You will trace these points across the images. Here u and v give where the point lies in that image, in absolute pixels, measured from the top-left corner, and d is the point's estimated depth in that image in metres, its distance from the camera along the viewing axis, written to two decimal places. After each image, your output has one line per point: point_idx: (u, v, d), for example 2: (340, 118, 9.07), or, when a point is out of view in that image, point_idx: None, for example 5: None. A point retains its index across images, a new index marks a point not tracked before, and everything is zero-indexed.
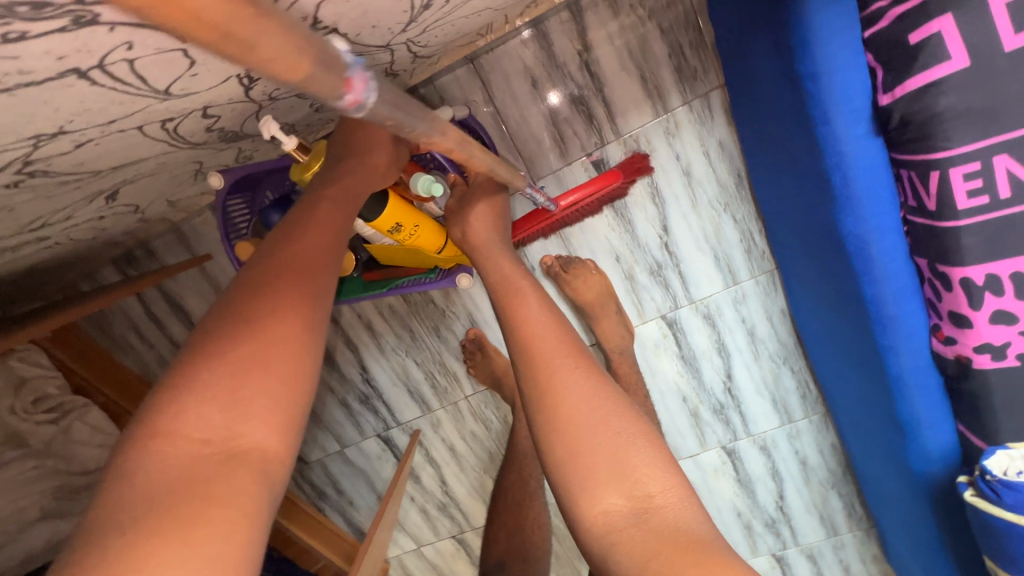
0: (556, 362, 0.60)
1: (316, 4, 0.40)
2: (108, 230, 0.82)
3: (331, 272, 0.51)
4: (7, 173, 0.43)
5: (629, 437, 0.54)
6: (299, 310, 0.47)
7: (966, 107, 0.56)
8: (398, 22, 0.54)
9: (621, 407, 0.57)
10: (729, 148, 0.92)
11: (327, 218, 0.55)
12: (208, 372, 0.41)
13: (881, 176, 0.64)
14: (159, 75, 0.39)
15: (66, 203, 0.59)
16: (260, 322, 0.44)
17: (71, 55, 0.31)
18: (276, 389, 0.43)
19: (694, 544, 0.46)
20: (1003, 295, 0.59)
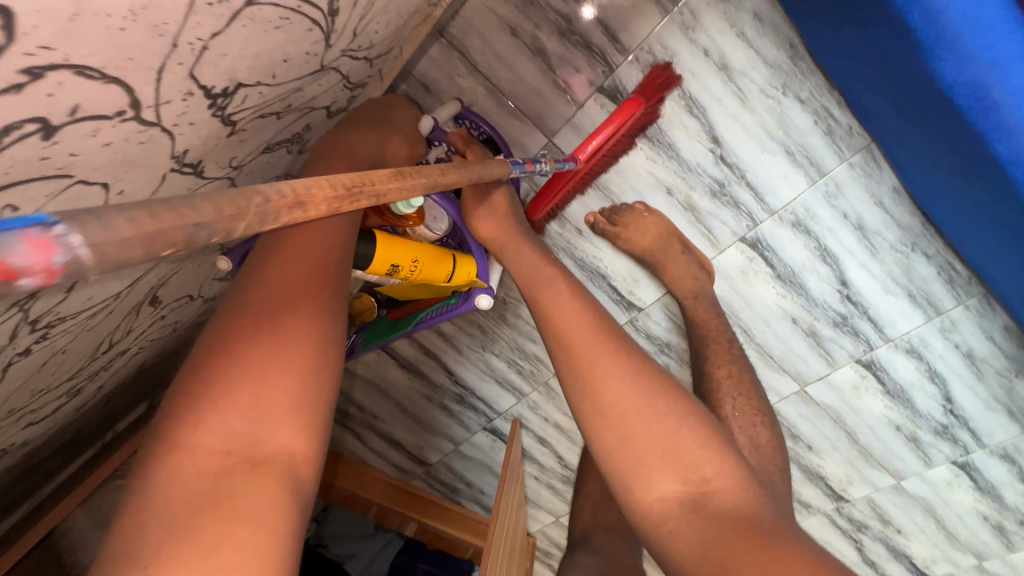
0: (596, 355, 0.60)
1: (186, 78, 0.35)
2: (180, 322, 0.89)
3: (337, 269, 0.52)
4: (24, 335, 0.45)
5: (678, 422, 0.55)
6: (310, 311, 0.47)
7: None
8: (313, 42, 0.47)
9: (667, 390, 0.58)
10: (769, 17, 0.73)
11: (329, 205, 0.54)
12: (225, 382, 0.42)
13: None
14: None
15: (114, 323, 0.63)
16: (272, 327, 0.45)
17: None
18: (297, 390, 0.44)
19: (760, 531, 0.48)
20: None
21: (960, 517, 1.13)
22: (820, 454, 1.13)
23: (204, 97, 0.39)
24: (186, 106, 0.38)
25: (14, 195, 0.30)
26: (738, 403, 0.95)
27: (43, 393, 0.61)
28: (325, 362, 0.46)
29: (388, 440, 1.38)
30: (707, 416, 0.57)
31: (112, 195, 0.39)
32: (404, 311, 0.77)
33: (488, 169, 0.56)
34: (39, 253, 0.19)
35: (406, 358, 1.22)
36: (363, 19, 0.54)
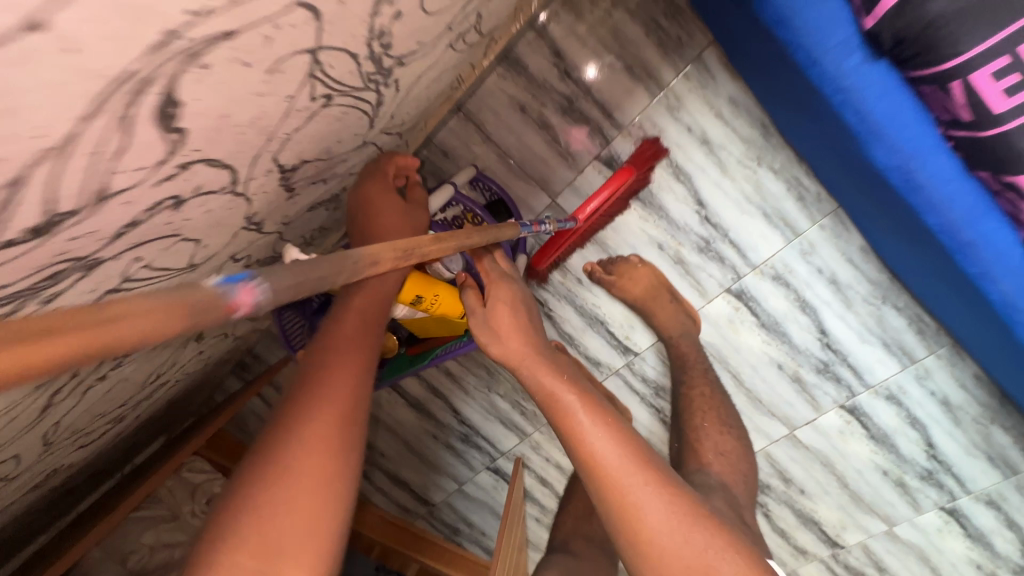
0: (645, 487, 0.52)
1: (271, 159, 0.45)
2: (212, 356, 0.97)
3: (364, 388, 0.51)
4: (108, 362, 0.53)
5: (734, 559, 0.48)
6: (331, 445, 0.47)
7: (960, 9, 0.45)
8: (361, 125, 0.58)
9: (717, 542, 0.49)
10: (742, 102, 0.85)
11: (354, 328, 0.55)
12: (243, 520, 0.42)
13: (902, 98, 0.54)
14: (178, 260, 0.47)
15: (169, 354, 0.71)
16: (298, 469, 0.45)
17: (101, 285, 0.38)
18: (308, 528, 0.44)
19: None
20: None
21: (954, 564, 1.14)
22: (813, 498, 1.17)
23: (278, 173, 0.49)
24: (265, 180, 0.48)
25: (142, 251, 0.39)
26: (714, 434, 0.97)
27: (101, 418, 0.69)
28: (341, 503, 0.46)
29: (393, 478, 1.42)
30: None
31: (198, 248, 0.48)
32: (422, 347, 0.86)
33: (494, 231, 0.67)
34: (245, 295, 0.30)
35: (414, 396, 1.28)
36: (399, 105, 0.65)
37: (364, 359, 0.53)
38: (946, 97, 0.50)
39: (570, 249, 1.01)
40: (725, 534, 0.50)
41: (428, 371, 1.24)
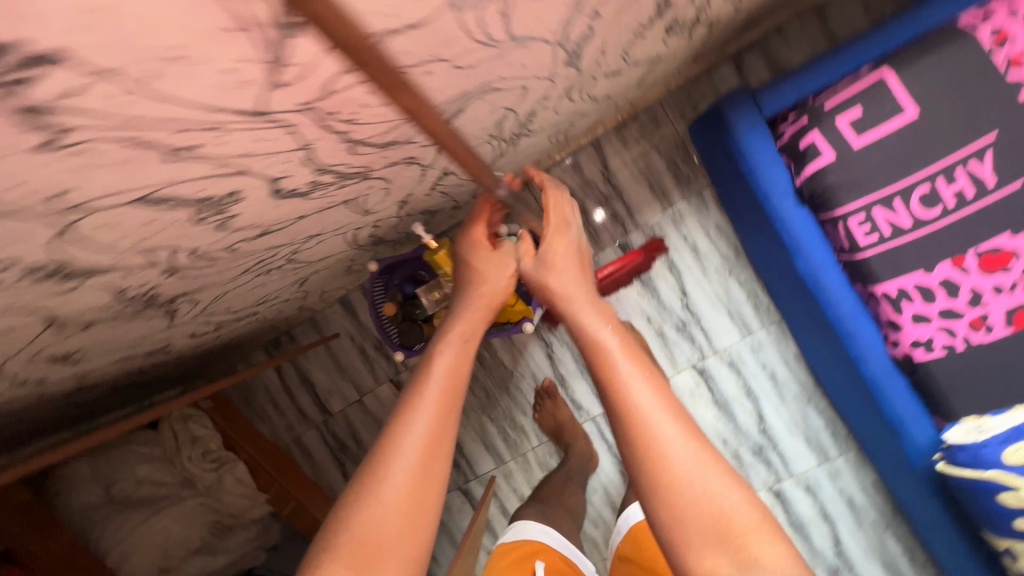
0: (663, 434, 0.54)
1: (448, 161, 0.76)
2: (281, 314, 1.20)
3: (446, 421, 0.62)
4: (283, 258, 0.79)
5: (725, 489, 0.51)
6: (416, 468, 0.58)
7: (845, 181, 0.79)
8: (486, 165, 0.90)
9: (730, 485, 0.52)
10: (724, 228, 1.21)
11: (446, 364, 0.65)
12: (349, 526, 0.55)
13: (814, 232, 0.84)
14: (369, 201, 0.75)
15: (286, 283, 0.95)
16: (390, 484, 0.57)
17: (349, 194, 0.66)
18: (398, 536, 0.55)
19: None
20: (927, 301, 0.77)
21: None
22: None
23: (441, 172, 0.80)
24: (434, 173, 0.78)
25: (374, 184, 0.68)
26: None
27: (224, 313, 0.91)
28: (423, 522, 0.57)
29: None
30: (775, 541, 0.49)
31: (380, 200, 0.77)
32: None
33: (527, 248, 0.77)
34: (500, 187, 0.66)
35: None
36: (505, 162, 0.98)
37: (450, 391, 0.64)
38: (839, 232, 0.81)
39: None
40: (740, 480, 0.53)
41: None
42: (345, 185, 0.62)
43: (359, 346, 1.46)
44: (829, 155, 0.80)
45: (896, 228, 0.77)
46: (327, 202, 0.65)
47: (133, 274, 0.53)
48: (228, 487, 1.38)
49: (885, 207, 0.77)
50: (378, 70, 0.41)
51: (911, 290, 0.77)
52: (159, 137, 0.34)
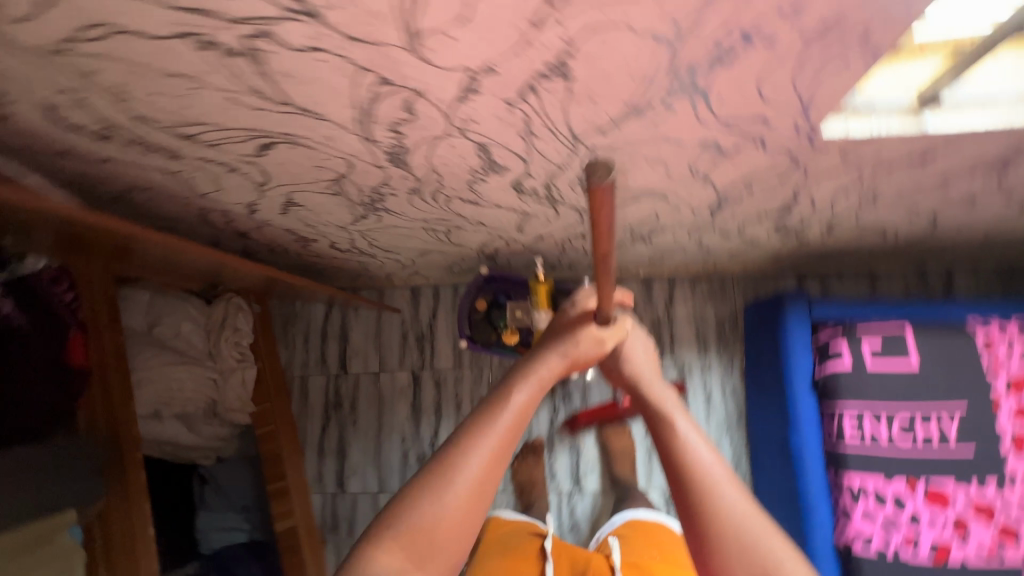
0: (724, 494, 0.59)
1: (593, 226, 1.02)
2: (375, 271, 1.42)
3: (508, 447, 0.62)
4: (448, 226, 1.04)
5: (779, 550, 0.57)
6: (475, 486, 0.58)
7: (852, 387, 1.02)
8: (604, 247, 1.17)
9: (781, 545, 0.57)
10: (738, 393, 1.43)
11: (517, 398, 0.64)
12: (411, 518, 0.56)
13: (814, 416, 1.06)
14: (532, 223, 1.01)
15: (418, 246, 1.19)
16: (452, 491, 0.57)
17: (531, 210, 0.92)
18: (450, 542, 0.57)
19: None
20: (879, 504, 0.96)
21: None
22: None
23: (582, 232, 1.06)
24: (579, 229, 1.05)
25: (549, 212, 0.94)
26: None
27: (367, 241, 1.15)
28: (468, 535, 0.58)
29: (338, 447, 1.65)
30: None
31: (535, 227, 1.03)
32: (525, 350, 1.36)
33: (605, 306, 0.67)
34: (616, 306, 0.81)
35: (421, 403, 1.62)
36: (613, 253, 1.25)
37: (517, 421, 0.63)
38: (833, 423, 1.03)
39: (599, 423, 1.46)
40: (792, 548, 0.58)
41: (445, 394, 1.60)
42: (540, 202, 0.88)
43: (403, 331, 1.65)
44: (846, 364, 1.04)
45: (875, 438, 0.99)
46: (518, 206, 0.91)
47: (403, 179, 0.78)
48: (232, 383, 1.48)
49: (872, 420, 1.00)
50: (638, 149, 0.68)
51: (869, 490, 0.97)
52: (535, 121, 0.60)
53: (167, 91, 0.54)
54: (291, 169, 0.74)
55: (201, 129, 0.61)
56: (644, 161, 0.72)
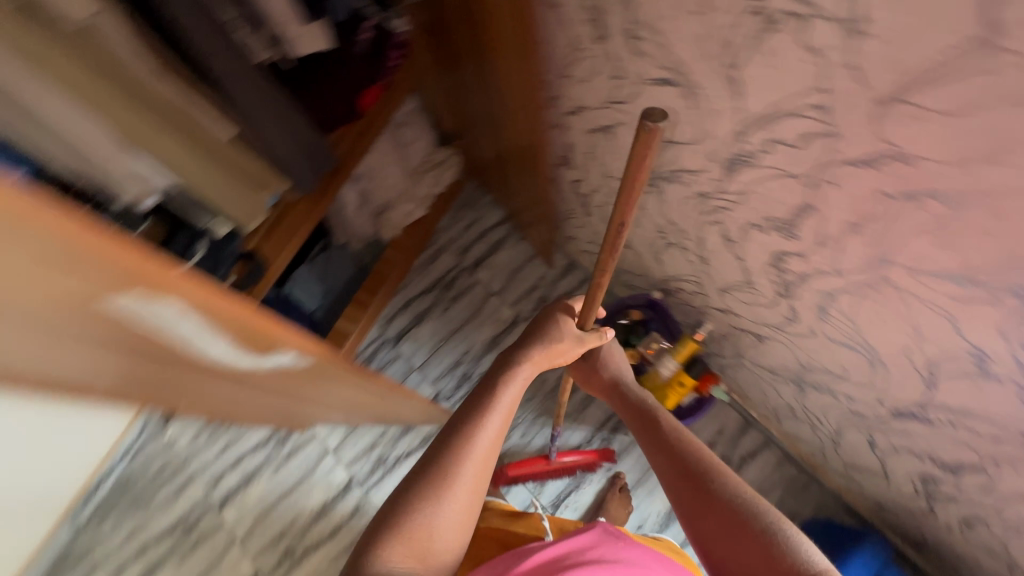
0: (683, 449, 0.82)
1: (781, 338, 1.06)
2: (552, 232, 1.59)
3: (493, 453, 0.76)
4: (676, 240, 1.13)
5: (731, 484, 0.76)
6: (471, 483, 0.72)
7: None
8: (759, 362, 1.21)
9: (733, 483, 0.77)
10: None
11: (501, 406, 0.79)
12: (414, 517, 0.68)
13: None
14: (738, 294, 1.07)
15: (629, 235, 1.30)
16: (450, 490, 0.70)
17: (756, 283, 0.99)
18: (450, 537, 0.69)
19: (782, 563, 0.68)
20: None
21: None
22: None
23: (765, 334, 1.10)
24: (765, 331, 1.09)
25: (766, 298, 0.99)
26: None
27: (602, 200, 1.27)
28: (465, 526, 0.71)
29: (416, 313, 1.79)
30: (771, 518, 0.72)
31: (735, 299, 1.09)
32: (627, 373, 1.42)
33: (587, 312, 0.88)
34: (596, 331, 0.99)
35: (501, 341, 1.75)
36: (756, 376, 1.27)
37: (497, 422, 0.78)
38: None
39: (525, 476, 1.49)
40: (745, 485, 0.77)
41: None
42: (776, 283, 0.94)
43: (535, 285, 1.79)
44: None
45: None
46: (753, 272, 0.97)
47: (710, 180, 0.88)
48: (404, 209, 1.67)
49: None
50: (921, 308, 0.72)
51: None
52: (878, 219, 0.67)
53: (677, 0, 0.67)
54: (653, 111, 0.87)
55: (652, 38, 0.76)
56: (910, 321, 0.75)
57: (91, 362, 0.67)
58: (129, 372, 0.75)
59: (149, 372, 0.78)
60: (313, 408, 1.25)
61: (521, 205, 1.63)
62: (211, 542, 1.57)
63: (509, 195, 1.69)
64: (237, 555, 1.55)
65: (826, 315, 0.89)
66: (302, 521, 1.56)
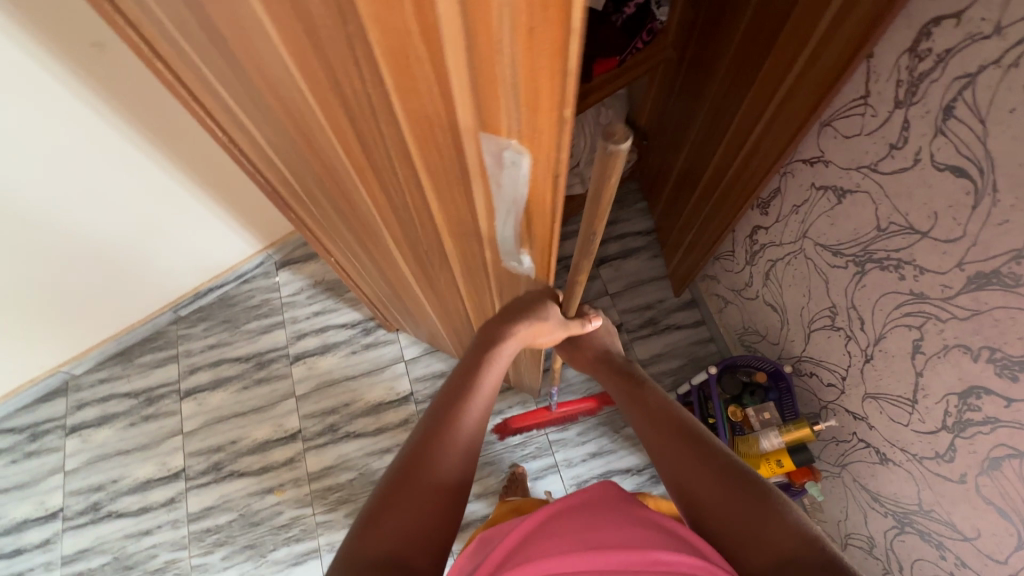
0: (669, 426, 0.83)
1: (913, 468, 1.00)
2: (705, 263, 1.50)
3: (472, 444, 0.78)
4: (846, 327, 1.08)
5: (719, 455, 0.76)
6: (457, 466, 0.74)
7: None
8: (865, 482, 1.14)
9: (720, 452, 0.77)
10: None
11: (482, 393, 0.82)
12: (402, 488, 0.69)
13: None
14: (890, 405, 1.01)
15: (787, 301, 1.25)
16: (434, 464, 0.72)
17: (922, 402, 0.93)
18: (435, 523, 0.68)
19: (776, 520, 0.66)
20: None
21: None
22: None
23: (894, 456, 1.04)
24: (897, 453, 1.03)
25: (926, 422, 0.94)
26: None
27: (779, 258, 1.23)
28: (450, 516, 0.70)
29: None
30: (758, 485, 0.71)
31: (882, 407, 1.03)
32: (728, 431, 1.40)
33: (568, 300, 0.85)
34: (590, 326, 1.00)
35: None
36: (850, 493, 1.20)
37: (478, 403, 0.80)
38: None
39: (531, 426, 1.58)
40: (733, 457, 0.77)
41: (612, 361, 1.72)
42: (952, 413, 0.88)
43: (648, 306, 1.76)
44: None
45: None
46: (927, 391, 0.91)
47: (939, 283, 0.83)
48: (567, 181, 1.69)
49: None
50: None
51: None
52: None
53: None
54: (915, 194, 0.83)
55: (967, 122, 0.72)
56: None
57: (349, 194, 0.74)
58: (355, 203, 0.76)
59: (363, 214, 0.79)
60: (431, 313, 1.23)
61: (676, 226, 1.60)
62: (274, 384, 1.67)
63: (668, 211, 1.65)
64: (291, 408, 1.64)
65: (997, 468, 0.82)
66: (354, 408, 1.63)
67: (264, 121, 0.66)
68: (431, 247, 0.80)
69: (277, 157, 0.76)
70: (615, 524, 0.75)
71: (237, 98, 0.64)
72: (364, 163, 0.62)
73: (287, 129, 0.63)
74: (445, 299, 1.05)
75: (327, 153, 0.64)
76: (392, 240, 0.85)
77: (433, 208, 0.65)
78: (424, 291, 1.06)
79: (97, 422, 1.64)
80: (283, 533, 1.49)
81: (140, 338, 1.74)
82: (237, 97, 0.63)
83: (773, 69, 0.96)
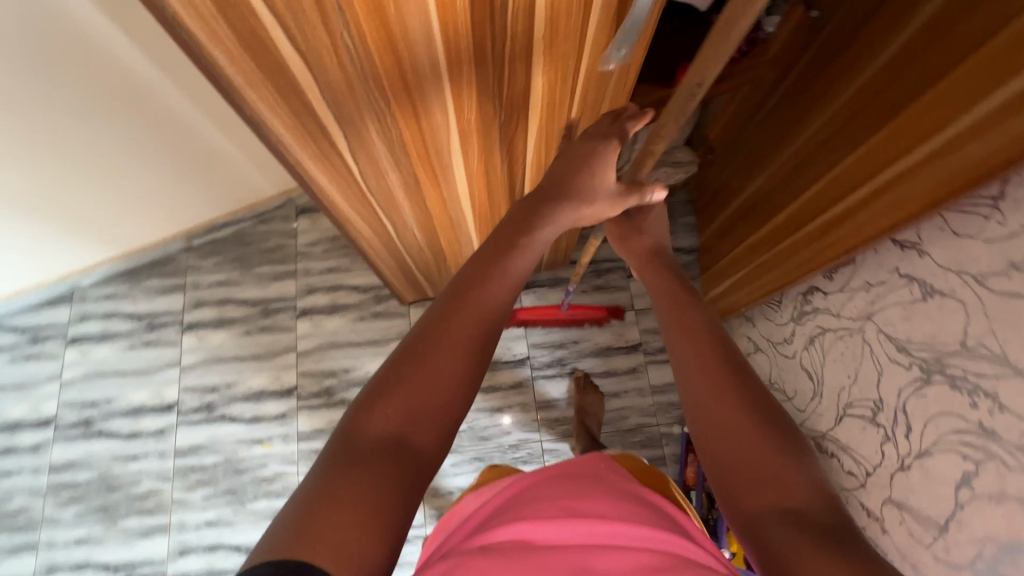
0: (701, 337, 0.70)
1: None
2: (748, 306, 1.38)
3: (484, 343, 0.68)
4: (888, 426, 0.98)
5: (751, 389, 0.64)
6: (461, 360, 0.65)
7: None
8: None
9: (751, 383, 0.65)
10: None
11: (498, 288, 0.71)
12: (394, 385, 0.62)
13: None
14: (915, 521, 0.94)
15: (828, 374, 1.15)
16: (431, 360, 0.64)
17: (954, 534, 0.86)
18: (427, 425, 0.61)
19: (786, 481, 0.56)
20: None
21: None
22: None
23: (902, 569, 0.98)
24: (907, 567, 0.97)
25: (951, 554, 0.87)
26: None
27: (832, 331, 1.12)
28: (445, 416, 0.63)
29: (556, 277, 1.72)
30: (782, 435, 0.60)
31: (906, 519, 0.96)
32: None
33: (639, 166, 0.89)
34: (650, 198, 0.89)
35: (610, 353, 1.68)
36: None
37: (497, 303, 0.71)
38: None
39: (540, 322, 1.62)
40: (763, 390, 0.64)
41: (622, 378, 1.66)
42: (984, 559, 0.80)
43: None
44: None
45: None
46: (963, 526, 0.84)
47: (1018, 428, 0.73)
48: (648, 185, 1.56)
49: None
50: None
51: None
52: None
53: None
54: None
55: None
56: None
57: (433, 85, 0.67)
58: (430, 106, 0.71)
59: (436, 118, 0.74)
60: (474, 231, 1.19)
61: (724, 256, 1.48)
62: (277, 335, 1.63)
63: (719, 236, 1.52)
64: (290, 362, 1.61)
65: None
66: (354, 375, 1.60)
67: (334, 64, 0.59)
68: (508, 105, 0.76)
69: (335, 119, 0.68)
70: (590, 495, 0.77)
71: (302, 49, 0.56)
72: (462, 15, 0.58)
73: (368, 46, 0.58)
74: (502, 186, 1.01)
75: (413, 39, 0.59)
76: (463, 133, 0.79)
77: (535, 28, 0.64)
78: (480, 192, 1.01)
79: (98, 338, 1.62)
80: (265, 485, 1.50)
81: (150, 260, 1.68)
82: (310, 44, 0.56)
83: (906, 129, 0.81)
